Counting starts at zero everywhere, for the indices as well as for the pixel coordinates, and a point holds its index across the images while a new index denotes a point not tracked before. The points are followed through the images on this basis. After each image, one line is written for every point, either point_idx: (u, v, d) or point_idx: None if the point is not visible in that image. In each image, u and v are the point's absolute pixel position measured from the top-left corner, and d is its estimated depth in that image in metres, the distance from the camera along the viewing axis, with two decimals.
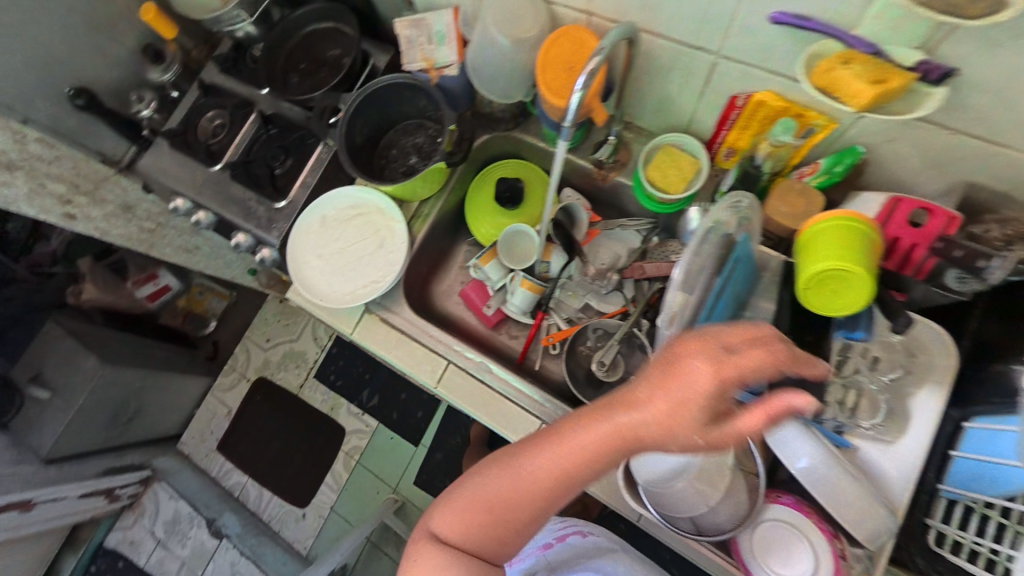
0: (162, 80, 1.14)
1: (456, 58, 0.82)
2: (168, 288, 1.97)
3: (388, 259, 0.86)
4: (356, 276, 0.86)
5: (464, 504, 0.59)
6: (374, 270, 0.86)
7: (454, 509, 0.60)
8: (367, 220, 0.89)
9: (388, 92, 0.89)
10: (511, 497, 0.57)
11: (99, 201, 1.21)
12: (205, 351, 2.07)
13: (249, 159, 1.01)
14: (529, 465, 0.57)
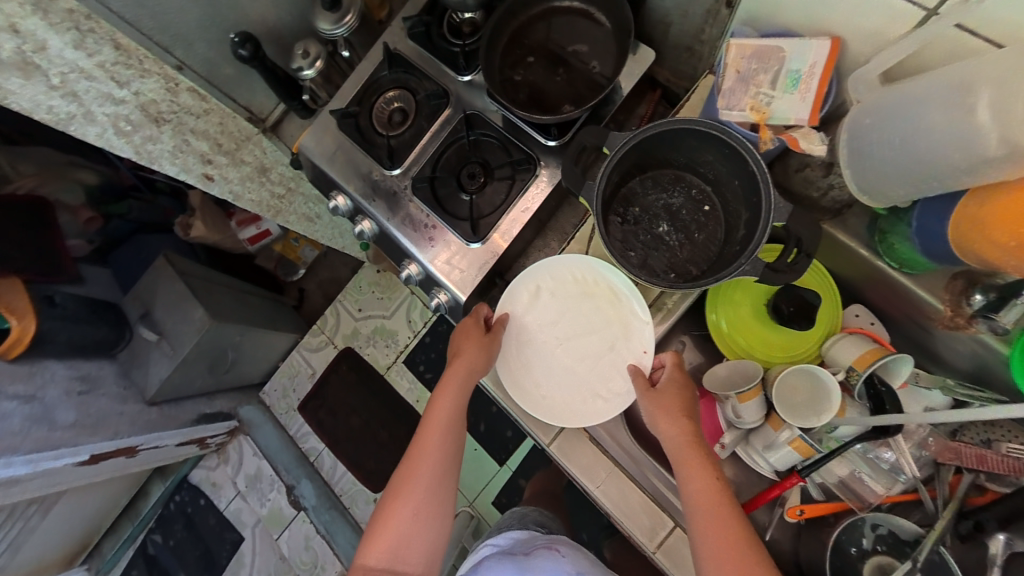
0: (332, 34, 0.88)
1: (807, 117, 0.54)
2: (270, 233, 1.71)
3: (619, 368, 0.68)
4: (578, 381, 0.69)
5: (397, 513, 0.68)
6: (603, 381, 0.68)
7: (379, 535, 0.67)
8: (597, 302, 0.70)
9: (669, 136, 0.63)
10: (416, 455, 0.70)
11: (239, 163, 1.02)
12: (291, 299, 1.96)
13: (437, 172, 0.78)
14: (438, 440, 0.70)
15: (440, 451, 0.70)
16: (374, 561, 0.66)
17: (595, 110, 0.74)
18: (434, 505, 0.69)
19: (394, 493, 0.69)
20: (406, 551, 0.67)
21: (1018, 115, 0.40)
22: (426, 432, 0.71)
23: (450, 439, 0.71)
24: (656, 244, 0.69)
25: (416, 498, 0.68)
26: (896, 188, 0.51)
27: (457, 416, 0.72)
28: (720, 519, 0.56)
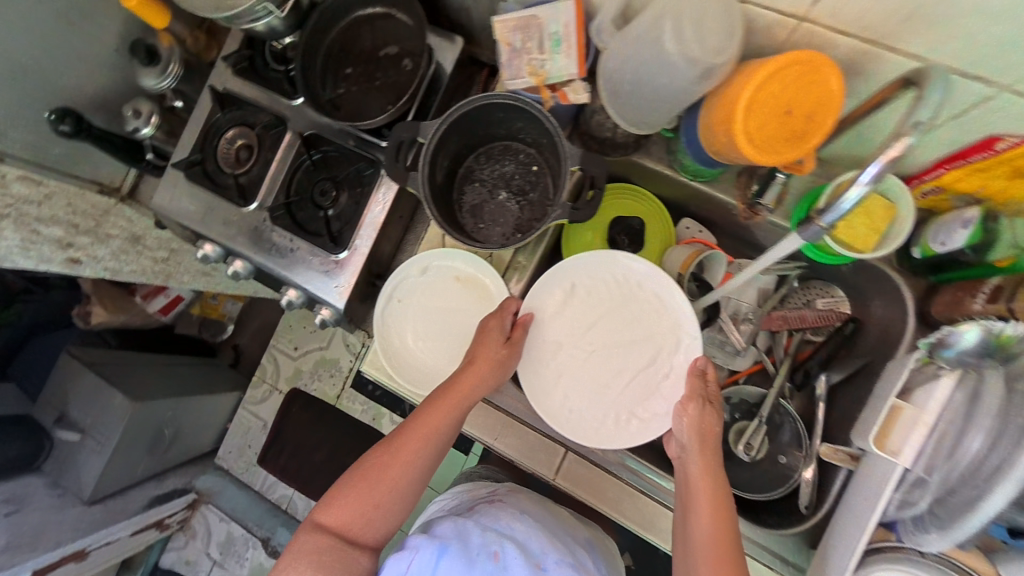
0: (159, 87, 0.90)
1: (576, 71, 0.62)
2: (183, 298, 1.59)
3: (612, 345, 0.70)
4: (609, 403, 0.69)
5: (362, 498, 0.62)
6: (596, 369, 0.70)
7: (356, 489, 0.62)
8: (621, 308, 0.70)
9: (477, 112, 0.69)
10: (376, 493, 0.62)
11: (104, 238, 1.00)
12: (227, 357, 1.82)
13: (291, 197, 0.81)
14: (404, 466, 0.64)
15: (416, 467, 0.64)
16: (331, 520, 0.61)
17: (421, 100, 0.79)
18: (395, 511, 0.63)
19: (371, 469, 0.64)
20: (358, 531, 0.61)
21: (690, 34, 0.49)
22: (405, 444, 0.64)
23: (430, 456, 0.65)
24: (500, 211, 0.75)
25: (381, 489, 0.62)
26: (648, 114, 0.60)
27: (446, 436, 0.66)
28: (717, 535, 0.56)
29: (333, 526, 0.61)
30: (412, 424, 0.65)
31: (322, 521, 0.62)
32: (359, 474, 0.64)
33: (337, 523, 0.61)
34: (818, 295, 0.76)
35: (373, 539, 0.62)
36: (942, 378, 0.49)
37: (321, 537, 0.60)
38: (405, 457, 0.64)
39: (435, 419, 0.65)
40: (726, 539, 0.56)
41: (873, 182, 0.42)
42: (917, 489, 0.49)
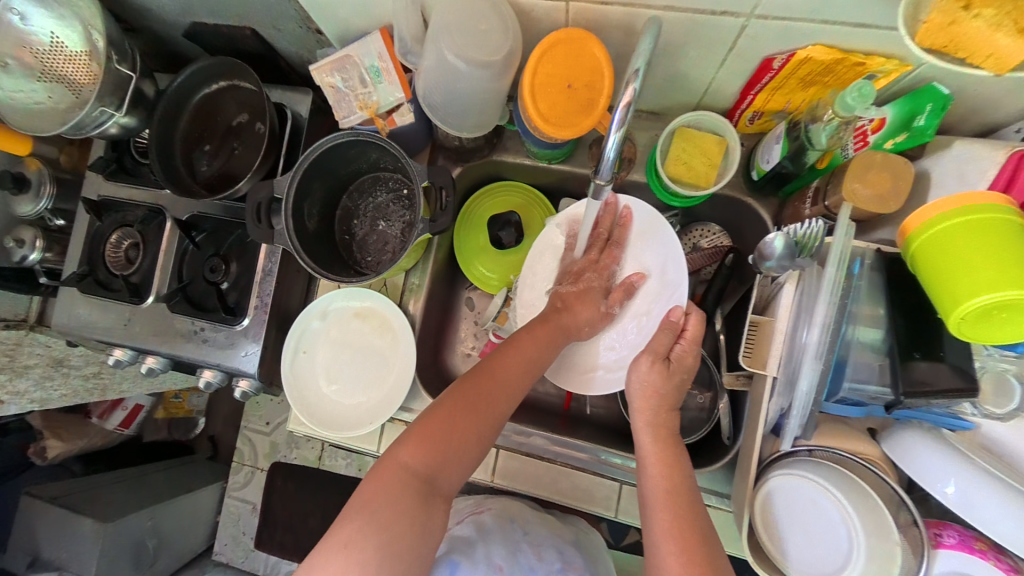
0: (37, 212, 0.90)
1: (404, 95, 0.67)
2: (144, 406, 1.35)
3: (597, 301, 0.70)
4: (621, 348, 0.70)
5: (451, 423, 0.55)
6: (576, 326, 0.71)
7: (422, 431, 0.55)
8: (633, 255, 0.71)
9: (328, 157, 0.71)
10: (474, 389, 0.57)
11: (23, 370, 0.94)
12: (204, 451, 1.50)
13: (184, 282, 0.81)
14: (485, 409, 0.57)
15: (512, 395, 0.59)
16: (416, 462, 0.54)
17: (284, 155, 0.79)
18: (477, 458, 0.57)
19: (456, 389, 0.58)
20: (442, 476, 0.54)
21: (467, 43, 0.54)
22: (493, 373, 0.59)
23: (518, 395, 0.60)
24: (383, 241, 0.79)
25: (468, 427, 0.56)
26: (467, 121, 0.64)
27: (534, 368, 0.62)
28: (670, 494, 0.54)
29: (418, 461, 0.54)
30: (498, 359, 0.60)
31: (405, 461, 0.54)
32: (456, 389, 0.58)
33: (424, 459, 0.54)
34: (701, 236, 0.78)
35: (451, 483, 0.55)
36: (785, 285, 0.53)
37: (397, 480, 0.53)
38: (501, 399, 0.58)
39: (516, 352, 0.61)
40: (678, 496, 0.54)
41: (620, 131, 0.42)
42: (777, 391, 0.52)
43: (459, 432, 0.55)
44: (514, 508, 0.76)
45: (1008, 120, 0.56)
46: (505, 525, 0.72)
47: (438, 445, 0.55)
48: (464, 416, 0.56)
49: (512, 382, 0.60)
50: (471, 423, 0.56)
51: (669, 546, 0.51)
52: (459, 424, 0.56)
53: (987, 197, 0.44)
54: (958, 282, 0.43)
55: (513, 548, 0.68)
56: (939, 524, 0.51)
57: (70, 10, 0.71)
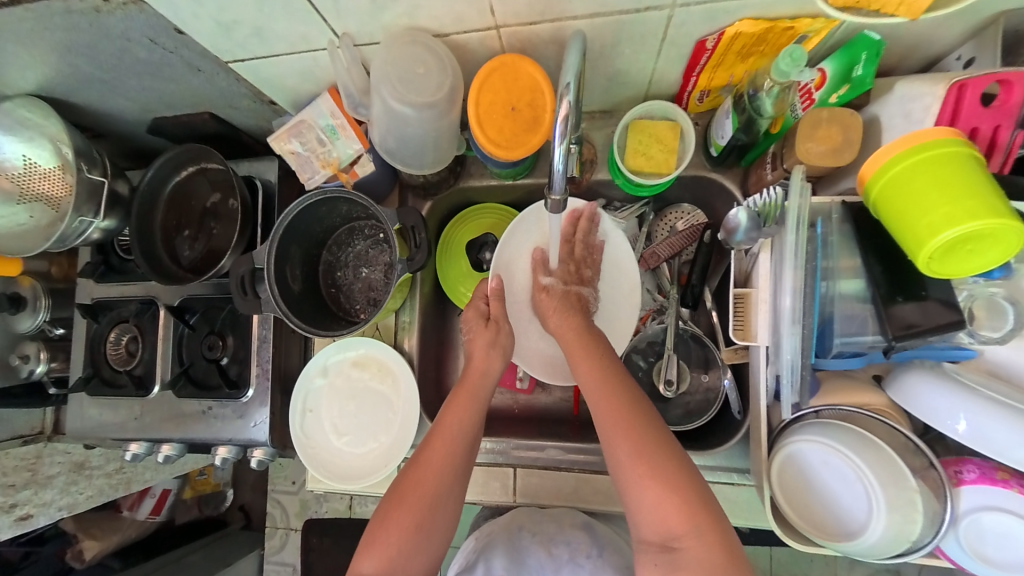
0: (36, 326, 0.92)
1: (361, 147, 0.69)
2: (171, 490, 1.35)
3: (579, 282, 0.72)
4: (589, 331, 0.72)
5: (395, 529, 0.56)
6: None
7: (376, 535, 0.57)
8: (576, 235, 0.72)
9: (298, 220, 0.72)
10: (411, 474, 0.60)
11: (46, 481, 0.95)
12: (237, 522, 1.49)
13: (186, 364, 0.82)
14: (413, 489, 0.58)
15: (445, 479, 0.59)
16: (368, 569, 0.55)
17: (260, 224, 0.81)
18: (430, 547, 0.58)
19: (396, 493, 0.59)
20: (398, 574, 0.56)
21: (407, 89, 0.56)
22: (425, 465, 0.60)
23: (458, 475, 0.60)
24: (369, 287, 0.80)
25: (410, 525, 0.57)
26: (424, 159, 0.65)
27: (466, 445, 0.62)
28: (625, 424, 0.53)
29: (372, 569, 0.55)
30: (430, 449, 0.61)
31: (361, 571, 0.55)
32: (397, 492, 0.59)
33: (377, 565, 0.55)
34: (677, 219, 0.78)
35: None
36: (761, 255, 0.53)
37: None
38: (434, 489, 0.58)
39: (444, 436, 0.61)
40: (627, 419, 0.53)
41: (565, 142, 0.43)
42: (772, 360, 0.53)
43: (408, 522, 0.57)
44: (524, 511, 0.72)
45: (946, 51, 0.57)
46: (510, 534, 0.69)
47: (387, 542, 0.56)
48: (404, 504, 0.58)
49: (445, 453, 0.60)
50: (412, 507, 0.57)
51: (637, 473, 0.51)
52: (402, 514, 0.57)
53: (934, 133, 0.44)
54: (918, 221, 0.43)
55: (518, 560, 0.66)
56: (957, 461, 0.51)
57: (35, 130, 0.74)
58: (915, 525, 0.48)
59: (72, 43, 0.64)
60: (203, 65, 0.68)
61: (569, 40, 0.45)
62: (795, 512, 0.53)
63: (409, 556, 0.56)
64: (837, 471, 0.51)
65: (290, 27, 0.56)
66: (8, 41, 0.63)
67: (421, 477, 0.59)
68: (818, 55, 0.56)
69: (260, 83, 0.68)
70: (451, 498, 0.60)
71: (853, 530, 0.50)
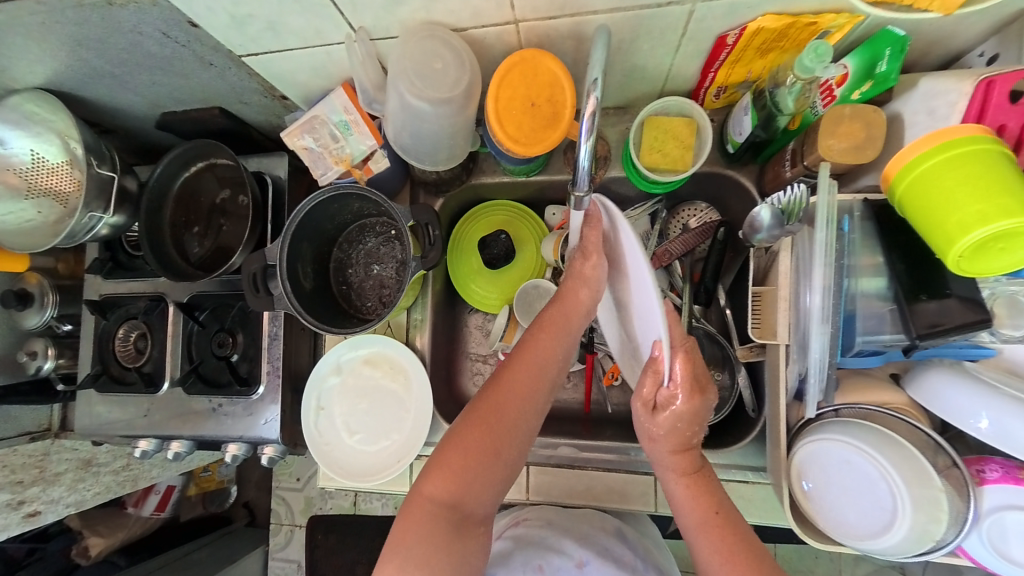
0: (44, 322, 0.92)
1: (374, 143, 0.68)
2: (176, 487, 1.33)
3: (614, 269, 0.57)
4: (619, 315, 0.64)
5: (471, 451, 0.53)
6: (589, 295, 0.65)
7: (444, 462, 0.53)
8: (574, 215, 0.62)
9: (311, 218, 0.71)
10: (494, 397, 0.55)
11: (54, 478, 0.94)
12: (241, 519, 1.49)
13: (195, 362, 0.82)
14: (495, 410, 0.54)
15: (525, 403, 0.55)
16: (439, 495, 0.53)
17: (270, 221, 0.81)
18: (501, 477, 0.55)
19: (477, 417, 0.55)
20: (469, 504, 0.53)
21: (424, 84, 0.55)
22: (507, 386, 0.55)
23: (534, 399, 0.56)
24: (380, 285, 0.79)
25: (488, 448, 0.54)
26: (439, 155, 0.65)
27: (554, 371, 0.57)
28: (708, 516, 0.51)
29: (442, 491, 0.53)
30: (509, 374, 0.56)
31: (429, 492, 0.53)
32: (472, 414, 0.55)
33: (446, 487, 0.53)
34: (690, 216, 0.77)
35: (479, 509, 0.54)
36: (781, 253, 0.53)
37: (425, 513, 0.52)
38: (512, 413, 0.54)
39: (539, 360, 0.56)
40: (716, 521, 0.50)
41: (591, 138, 0.43)
42: (792, 358, 0.53)
43: (491, 445, 0.54)
44: (552, 508, 0.71)
45: (968, 47, 0.57)
46: (541, 527, 0.67)
47: (463, 460, 0.53)
48: (489, 423, 0.54)
49: (534, 378, 0.56)
50: (494, 429, 0.54)
51: (725, 574, 0.48)
52: (486, 434, 0.54)
53: (963, 130, 0.44)
54: (948, 218, 0.43)
55: (553, 547, 0.65)
56: (979, 460, 0.51)
57: (43, 125, 0.73)
58: (940, 525, 0.48)
59: (82, 37, 0.63)
60: (214, 60, 0.67)
61: (593, 35, 0.45)
62: (818, 505, 0.52)
63: (478, 483, 0.54)
64: (872, 465, 0.50)
65: (305, 21, 0.55)
66: (17, 34, 0.63)
67: (501, 400, 0.55)
68: (840, 51, 0.56)
69: (272, 78, 0.68)
70: (527, 429, 0.56)
71: (876, 530, 0.50)
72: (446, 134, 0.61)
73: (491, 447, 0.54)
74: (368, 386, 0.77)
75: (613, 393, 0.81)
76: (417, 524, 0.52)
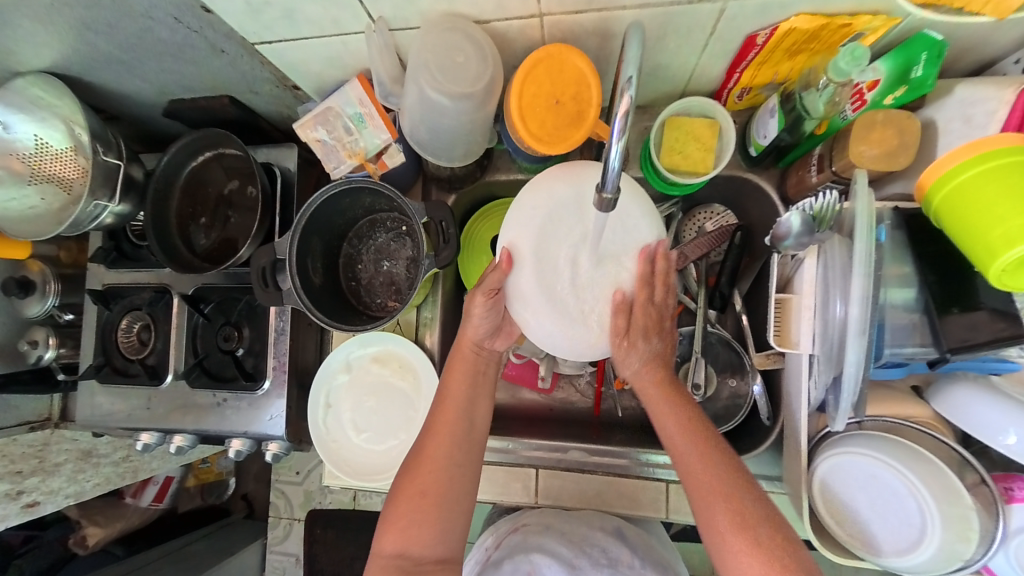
0: (46, 311, 0.90)
1: (388, 137, 0.67)
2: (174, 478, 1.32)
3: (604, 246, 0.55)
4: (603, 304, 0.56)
5: (404, 501, 0.56)
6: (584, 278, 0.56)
7: (393, 515, 0.56)
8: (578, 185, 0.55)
9: (322, 212, 0.70)
10: (420, 445, 0.59)
11: (54, 469, 0.93)
12: (240, 511, 1.48)
13: (200, 355, 0.81)
14: (421, 454, 0.58)
15: (452, 446, 0.58)
16: (388, 544, 0.55)
17: (280, 215, 0.79)
18: (443, 516, 0.56)
19: (407, 469, 0.58)
20: (415, 548, 0.54)
21: (445, 78, 0.54)
22: (429, 432, 0.59)
23: (461, 440, 0.59)
24: (389, 281, 0.78)
25: (417, 493, 0.56)
26: (457, 151, 0.63)
27: (466, 413, 0.60)
28: (691, 439, 0.54)
29: (391, 542, 0.55)
30: (431, 420, 0.60)
31: (383, 548, 0.55)
32: (406, 468, 0.59)
33: (396, 537, 0.55)
34: (706, 220, 0.76)
35: (430, 551, 0.55)
36: (806, 261, 0.52)
37: (382, 567, 0.54)
38: (437, 456, 0.57)
39: (448, 405, 0.60)
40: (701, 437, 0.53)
41: (623, 139, 0.41)
42: (817, 368, 0.52)
43: (427, 492, 0.56)
44: (550, 512, 0.70)
45: (1002, 54, 0.55)
46: (536, 533, 0.66)
47: (404, 510, 0.55)
48: (420, 468, 0.57)
49: (456, 416, 0.60)
50: (424, 475, 0.57)
51: (723, 520, 0.50)
52: (418, 479, 0.57)
53: (1003, 140, 0.43)
54: (992, 230, 0.41)
55: (546, 557, 0.63)
56: (1006, 477, 0.50)
57: (48, 111, 0.71)
58: (969, 545, 0.47)
59: (90, 21, 0.61)
60: (227, 47, 0.66)
61: (626, 32, 0.43)
62: (837, 521, 0.52)
63: (424, 529, 0.55)
64: (869, 493, 0.51)
65: (322, 9, 0.53)
66: (23, 16, 0.61)
67: (425, 449, 0.58)
68: (873, 54, 0.54)
69: (285, 67, 0.66)
70: (467, 474, 0.58)
71: (903, 546, 0.49)
72: (465, 129, 0.60)
73: (427, 492, 0.56)
74: (375, 384, 0.76)
75: (623, 397, 0.80)
76: None
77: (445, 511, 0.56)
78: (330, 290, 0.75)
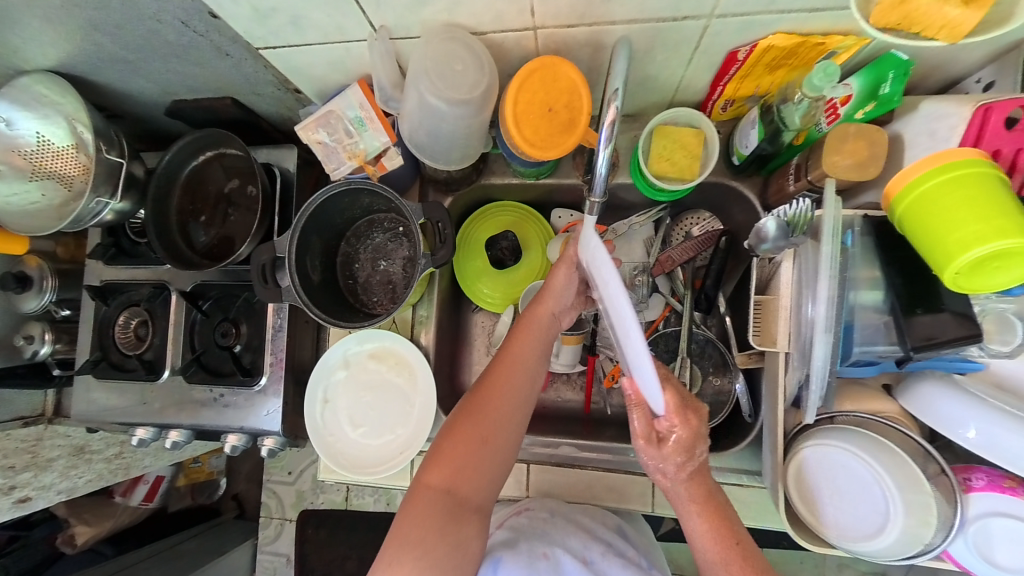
0: (43, 307, 0.91)
1: (388, 140, 0.69)
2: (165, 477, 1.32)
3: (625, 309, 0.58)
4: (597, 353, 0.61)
5: (462, 441, 0.57)
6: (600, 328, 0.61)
7: (443, 456, 0.56)
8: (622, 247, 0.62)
9: (323, 211, 0.72)
10: (483, 393, 0.59)
11: (46, 464, 0.93)
12: (231, 511, 1.48)
13: (198, 351, 0.82)
14: (484, 402, 0.59)
15: (517, 400, 0.59)
16: (437, 479, 0.55)
17: (279, 214, 0.81)
18: (492, 466, 0.57)
19: (468, 409, 0.59)
20: (463, 488, 0.55)
21: (442, 85, 0.56)
22: (498, 378, 0.60)
23: (524, 399, 0.60)
24: (387, 280, 0.80)
25: (477, 438, 0.57)
26: (454, 154, 0.66)
27: (532, 373, 0.62)
28: (692, 491, 0.54)
29: (439, 478, 0.56)
30: (496, 373, 0.61)
31: (429, 481, 0.56)
32: (466, 409, 0.59)
33: (446, 475, 0.56)
34: (692, 225, 0.80)
35: (475, 495, 0.56)
36: (783, 264, 0.56)
37: (425, 501, 0.55)
38: (500, 406, 0.58)
39: (518, 363, 0.61)
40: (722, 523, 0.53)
41: (609, 147, 0.45)
42: (793, 365, 0.55)
43: (485, 436, 0.57)
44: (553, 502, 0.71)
45: (966, 73, 0.59)
46: (544, 519, 0.67)
47: (456, 450, 0.56)
48: (482, 415, 0.58)
49: (508, 374, 0.60)
50: (484, 423, 0.58)
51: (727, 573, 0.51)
52: (474, 427, 0.57)
53: (962, 153, 0.46)
54: (949, 237, 0.45)
55: (556, 540, 0.63)
56: (967, 469, 0.53)
57: (52, 108, 0.73)
58: (929, 530, 0.50)
59: (100, 22, 0.63)
60: (232, 50, 0.68)
61: (614, 47, 0.46)
62: (808, 504, 0.55)
63: (470, 476, 0.56)
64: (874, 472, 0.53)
65: (327, 16, 0.56)
66: (32, 16, 0.62)
67: (491, 394, 0.59)
68: (846, 71, 0.57)
69: (288, 71, 0.68)
70: (520, 432, 0.60)
71: (870, 532, 0.52)
72: (463, 134, 0.62)
73: (483, 439, 0.57)
74: (372, 380, 0.78)
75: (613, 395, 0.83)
76: (403, 518, 0.54)
77: (490, 464, 0.57)
78: (328, 288, 0.77)
